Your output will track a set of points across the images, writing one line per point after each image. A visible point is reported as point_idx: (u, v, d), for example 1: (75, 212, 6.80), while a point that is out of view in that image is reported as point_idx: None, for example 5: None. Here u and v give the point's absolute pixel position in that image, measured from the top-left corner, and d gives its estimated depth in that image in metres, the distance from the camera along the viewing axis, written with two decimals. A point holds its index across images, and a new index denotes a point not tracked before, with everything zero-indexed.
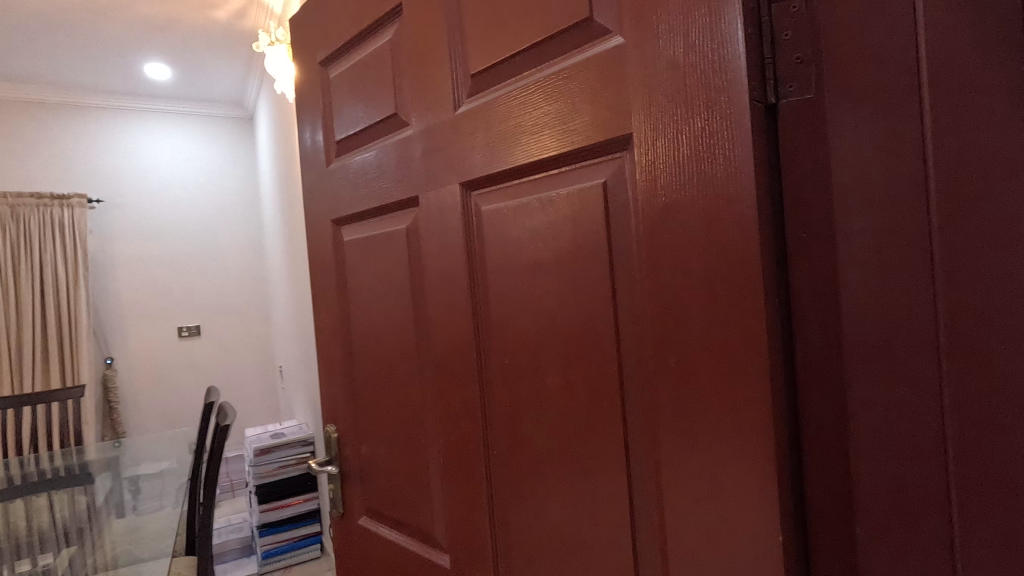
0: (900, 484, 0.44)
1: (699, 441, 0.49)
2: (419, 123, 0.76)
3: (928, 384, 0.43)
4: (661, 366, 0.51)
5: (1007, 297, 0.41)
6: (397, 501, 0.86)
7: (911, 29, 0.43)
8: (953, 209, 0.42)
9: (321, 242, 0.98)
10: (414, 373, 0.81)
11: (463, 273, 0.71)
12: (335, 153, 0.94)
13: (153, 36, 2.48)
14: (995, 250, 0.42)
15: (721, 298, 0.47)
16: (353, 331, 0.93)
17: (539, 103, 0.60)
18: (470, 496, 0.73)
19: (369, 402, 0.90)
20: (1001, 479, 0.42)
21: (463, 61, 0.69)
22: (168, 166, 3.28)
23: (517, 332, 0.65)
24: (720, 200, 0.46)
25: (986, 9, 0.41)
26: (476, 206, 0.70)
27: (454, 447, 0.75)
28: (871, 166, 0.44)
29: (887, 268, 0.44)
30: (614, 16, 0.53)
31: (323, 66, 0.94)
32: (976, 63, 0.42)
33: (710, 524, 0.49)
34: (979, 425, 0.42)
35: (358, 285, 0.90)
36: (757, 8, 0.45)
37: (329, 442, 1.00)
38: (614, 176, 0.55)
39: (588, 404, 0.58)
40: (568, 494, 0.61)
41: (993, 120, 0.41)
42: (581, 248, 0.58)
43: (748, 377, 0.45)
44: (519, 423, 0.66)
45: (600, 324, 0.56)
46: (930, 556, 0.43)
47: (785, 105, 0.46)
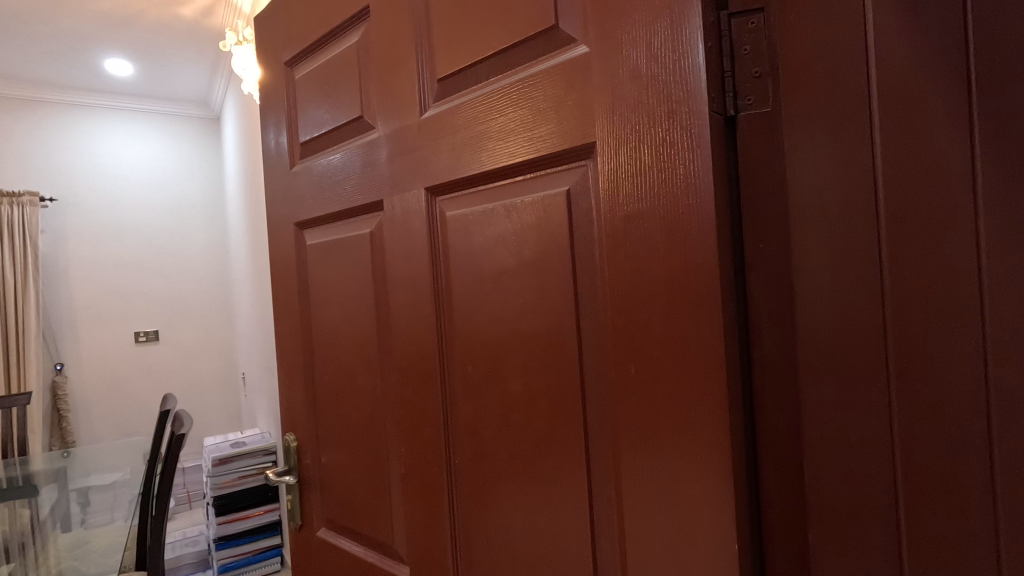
0: (850, 490, 0.45)
1: (658, 448, 0.49)
2: (384, 126, 0.75)
3: (877, 392, 0.44)
4: (621, 374, 0.51)
5: (949, 308, 0.43)
6: (358, 511, 0.84)
7: (862, 49, 0.44)
8: (901, 222, 0.44)
9: (283, 246, 0.96)
10: (376, 380, 0.80)
11: (427, 279, 0.70)
12: (299, 156, 0.92)
13: (115, 31, 2.41)
14: (938, 263, 0.43)
15: (680, 305, 0.47)
16: (314, 337, 0.91)
17: (504, 110, 0.60)
18: (432, 506, 0.72)
19: (330, 411, 0.88)
20: (944, 482, 0.43)
21: (430, 65, 0.69)
22: (127, 164, 3.17)
23: (480, 339, 0.65)
24: (681, 210, 0.46)
25: (930, 33, 0.43)
26: (441, 212, 0.69)
27: (416, 456, 0.73)
28: (825, 179, 0.45)
29: (841, 279, 0.45)
30: (579, 26, 0.54)
31: (288, 66, 0.92)
32: (921, 84, 0.43)
33: (669, 532, 0.49)
34: (924, 431, 0.44)
35: (321, 290, 0.88)
36: (717, 22, 0.46)
37: (288, 451, 0.97)
38: (577, 184, 0.55)
39: (550, 412, 0.58)
40: (529, 505, 0.60)
41: (938, 139, 0.43)
42: (544, 256, 0.57)
43: (707, 384, 0.46)
44: (481, 431, 0.65)
45: (562, 332, 0.56)
46: (879, 559, 0.44)
47: (743, 119, 0.46)
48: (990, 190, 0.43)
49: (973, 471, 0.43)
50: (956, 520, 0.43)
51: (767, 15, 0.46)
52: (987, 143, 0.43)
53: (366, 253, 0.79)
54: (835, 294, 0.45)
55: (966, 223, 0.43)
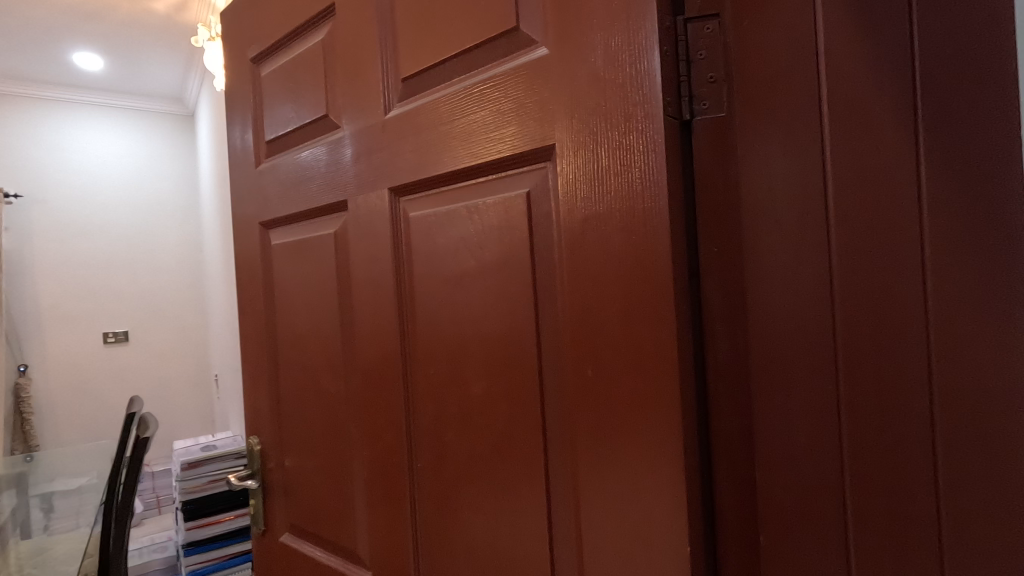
0: (801, 493, 0.45)
1: (614, 452, 0.49)
2: (349, 125, 0.74)
3: (827, 395, 0.45)
4: (579, 377, 0.51)
5: (895, 313, 0.44)
6: (322, 517, 0.82)
7: (814, 57, 0.45)
8: (849, 228, 0.45)
9: (249, 246, 0.94)
10: (340, 383, 0.78)
11: (391, 280, 0.70)
12: (265, 154, 0.91)
13: (84, 25, 2.35)
14: (885, 268, 0.44)
15: (635, 308, 0.47)
16: (278, 338, 0.89)
17: (466, 110, 0.60)
18: (394, 510, 0.71)
19: (294, 413, 0.87)
20: (890, 483, 0.44)
21: (394, 64, 0.68)
22: (97, 160, 3.09)
23: (443, 341, 0.64)
24: (637, 214, 0.47)
25: (877, 44, 0.44)
26: (404, 212, 0.68)
27: (379, 459, 0.72)
28: (777, 185, 0.46)
29: (792, 284, 0.45)
30: (539, 28, 0.54)
31: (254, 63, 0.90)
32: (869, 93, 0.44)
33: (625, 536, 0.49)
34: (872, 434, 0.44)
35: (286, 291, 0.87)
36: (673, 26, 0.46)
37: (252, 455, 0.95)
38: (537, 186, 0.55)
39: (509, 415, 0.57)
40: (489, 509, 0.60)
41: (884, 147, 0.44)
42: (505, 258, 0.57)
43: (660, 389, 0.46)
44: (443, 434, 0.64)
45: (522, 335, 0.56)
46: (828, 560, 0.45)
47: (699, 123, 0.46)
48: (934, 197, 0.44)
49: (917, 472, 0.44)
50: (901, 519, 0.44)
51: (723, 21, 0.46)
52: (931, 150, 0.44)
53: (331, 254, 0.78)
54: (787, 298, 0.45)
55: (911, 228, 0.44)
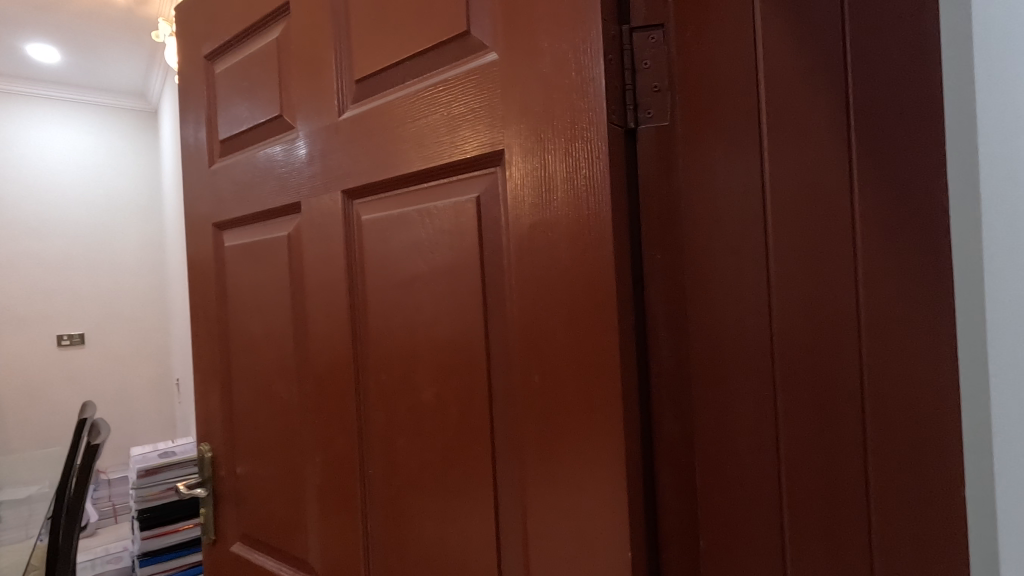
0: (739, 495, 0.46)
1: (559, 456, 0.49)
2: (304, 126, 0.73)
3: (764, 400, 0.46)
4: (526, 383, 0.51)
5: (829, 320, 0.45)
6: (273, 525, 0.81)
7: (753, 69, 0.46)
8: (786, 238, 0.46)
9: (202, 247, 0.92)
10: (292, 388, 0.77)
11: (343, 283, 0.69)
12: (218, 153, 0.88)
13: (38, 16, 2.26)
14: (820, 277, 0.45)
15: (580, 314, 0.47)
16: (231, 342, 0.87)
17: (419, 113, 0.59)
18: (346, 518, 0.69)
19: (246, 419, 0.85)
20: (824, 486, 0.45)
21: (349, 65, 0.67)
22: (53, 156, 2.98)
23: (394, 346, 0.63)
24: (581, 220, 0.47)
25: (813, 58, 0.46)
26: (357, 215, 0.67)
27: (331, 466, 0.71)
28: (718, 194, 0.46)
29: (732, 291, 0.46)
30: (490, 33, 0.54)
31: (208, 60, 0.88)
32: (805, 106, 0.46)
33: (569, 541, 0.49)
34: (806, 437, 0.45)
35: (240, 294, 0.85)
36: (619, 35, 0.46)
37: (202, 462, 0.92)
38: (487, 191, 0.55)
39: (458, 421, 0.57)
40: (439, 516, 0.59)
41: (818, 159, 0.45)
42: (455, 263, 0.57)
43: (603, 394, 0.46)
44: (394, 441, 0.64)
45: (472, 340, 0.56)
46: (764, 562, 0.46)
47: (643, 132, 0.47)
48: (866, 208, 0.45)
49: (851, 475, 0.45)
50: (835, 522, 0.45)
51: (667, 31, 0.47)
52: (864, 162, 0.45)
53: (284, 256, 0.77)
54: (727, 304, 0.46)
55: (845, 238, 0.45)
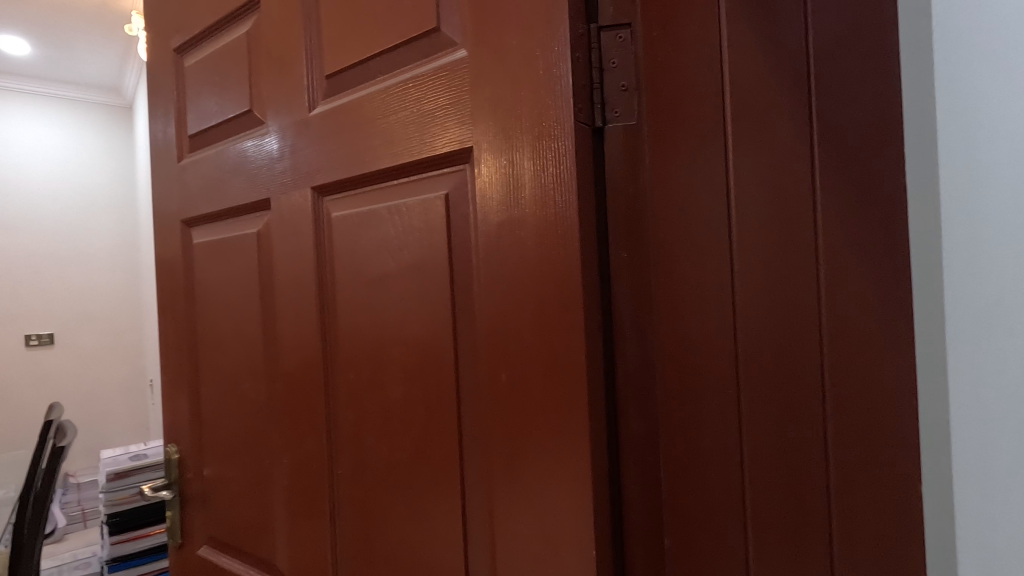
0: (704, 493, 0.46)
1: (526, 455, 0.49)
2: (274, 121, 0.72)
3: (728, 398, 0.46)
4: (493, 382, 0.51)
5: (792, 320, 0.46)
6: (241, 528, 0.79)
7: (718, 71, 0.46)
8: (749, 237, 0.46)
9: (170, 244, 0.90)
10: (261, 387, 0.75)
11: (312, 281, 0.68)
12: (188, 148, 0.87)
13: (7, 6, 2.20)
14: (782, 276, 0.46)
15: (547, 312, 0.47)
16: (199, 341, 0.85)
17: (389, 109, 0.59)
18: (314, 520, 0.68)
19: (214, 420, 0.83)
20: (786, 483, 0.46)
21: (319, 60, 0.66)
22: (23, 149, 2.88)
23: (363, 344, 0.62)
24: (548, 219, 0.47)
25: (777, 61, 0.46)
26: (327, 213, 0.67)
27: (299, 467, 0.70)
28: (684, 194, 0.47)
29: (696, 290, 0.46)
30: (460, 30, 0.53)
31: (178, 53, 0.87)
32: (769, 108, 0.46)
33: (535, 541, 0.49)
34: (769, 435, 0.46)
35: (208, 292, 0.83)
36: (587, 34, 0.46)
37: (169, 464, 0.90)
38: (456, 189, 0.54)
39: (426, 421, 0.57)
40: (407, 517, 0.59)
41: (781, 160, 0.46)
42: (424, 261, 0.56)
43: (568, 392, 0.46)
44: (363, 441, 0.63)
45: (440, 338, 0.55)
46: (728, 560, 0.46)
47: (610, 131, 0.47)
48: (827, 209, 0.46)
49: (812, 472, 0.45)
50: (797, 519, 0.46)
51: (635, 30, 0.47)
52: (825, 164, 0.46)
53: (254, 254, 0.76)
54: (693, 304, 0.46)
55: (806, 238, 0.46)
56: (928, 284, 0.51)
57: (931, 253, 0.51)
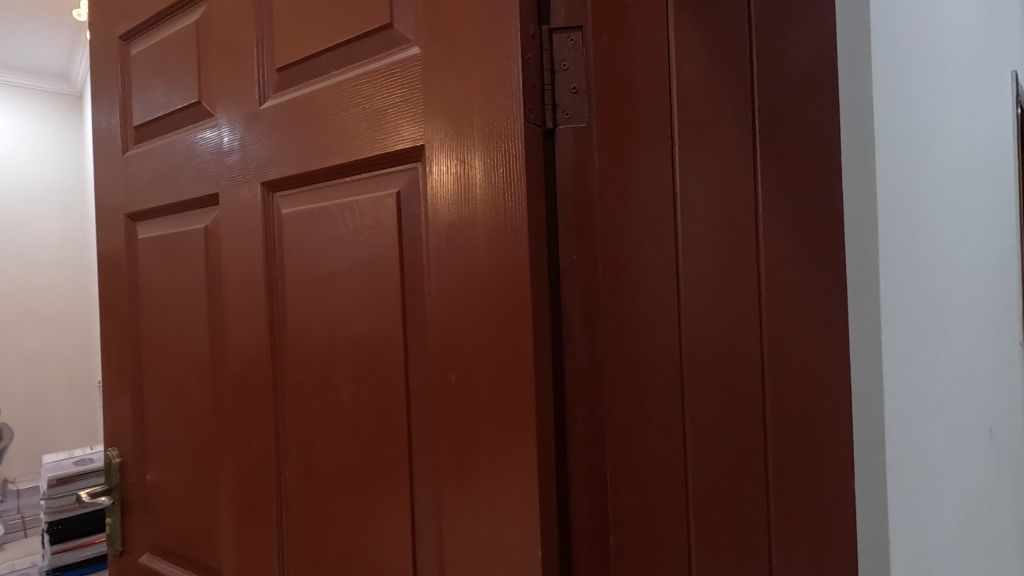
0: (648, 492, 0.46)
1: (474, 456, 0.49)
2: (223, 114, 0.70)
3: (673, 399, 0.47)
4: (443, 383, 0.51)
5: (735, 323, 0.47)
6: (185, 533, 0.76)
7: (666, 75, 0.47)
8: (695, 240, 0.47)
9: (113, 240, 0.86)
10: (207, 388, 0.73)
11: (261, 279, 0.66)
12: (132, 140, 0.83)
13: None
14: (726, 279, 0.47)
15: (496, 313, 0.47)
16: (143, 341, 0.82)
17: (341, 105, 0.58)
18: (260, 524, 0.66)
19: (158, 423, 0.80)
20: (729, 481, 0.46)
21: (270, 54, 0.65)
22: None
23: (313, 344, 0.61)
24: (499, 220, 0.47)
25: (726, 66, 0.46)
26: (277, 209, 0.65)
27: (246, 470, 0.68)
28: (632, 197, 0.47)
29: (643, 292, 0.47)
30: (413, 27, 0.53)
31: (124, 41, 0.83)
32: (716, 114, 0.46)
33: (483, 541, 0.48)
34: (712, 435, 0.46)
35: (153, 290, 0.80)
36: (539, 35, 0.47)
37: (110, 468, 0.87)
38: (408, 187, 0.54)
39: (375, 422, 0.56)
40: (354, 520, 0.58)
41: (727, 165, 0.47)
42: (374, 259, 0.55)
43: (516, 393, 0.46)
44: (311, 442, 0.61)
45: (390, 338, 0.55)
46: (672, 558, 0.46)
47: (561, 132, 0.48)
48: (770, 213, 0.47)
49: (753, 471, 0.46)
50: (737, 516, 0.46)
51: (586, 33, 0.48)
52: (769, 170, 0.47)
53: (201, 251, 0.73)
54: (641, 305, 0.47)
55: (750, 243, 0.47)
56: (863, 288, 0.53)
57: (867, 259, 0.53)
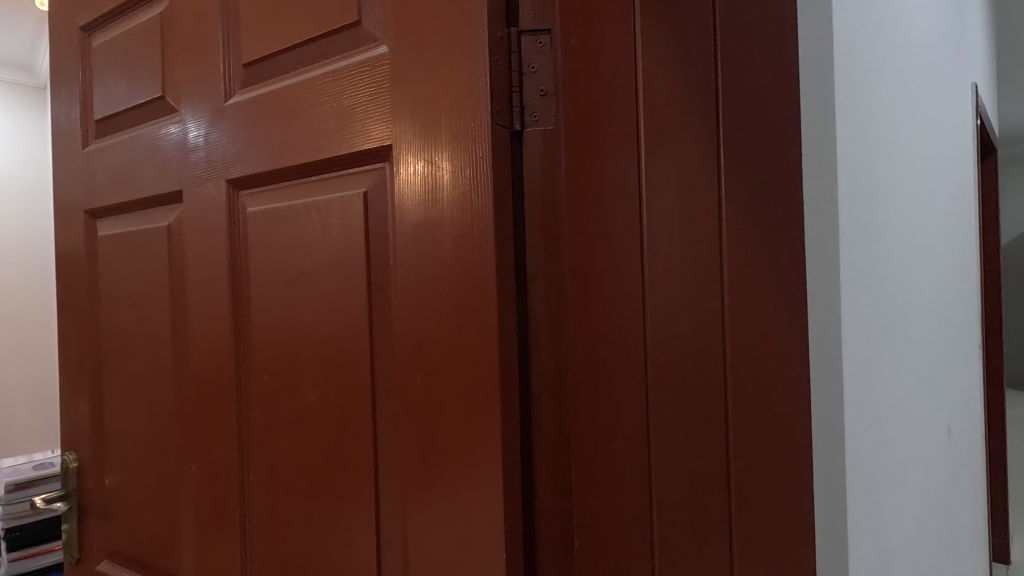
0: (613, 494, 0.47)
1: (439, 459, 0.48)
2: (188, 109, 0.68)
3: (637, 401, 0.47)
4: (409, 384, 0.50)
5: (699, 326, 0.47)
6: (145, 539, 0.74)
7: (633, 80, 0.47)
8: (661, 243, 0.47)
9: (71, 236, 0.83)
10: (168, 389, 0.71)
11: (225, 279, 0.65)
12: (93, 134, 0.81)
13: None
14: (690, 283, 0.47)
15: (462, 315, 0.47)
16: (102, 341, 0.80)
17: (309, 102, 0.57)
18: (222, 529, 0.65)
19: (117, 426, 0.78)
20: (691, 482, 0.47)
21: (236, 49, 0.63)
22: None
23: (277, 345, 0.60)
24: (466, 222, 0.47)
25: (693, 72, 0.47)
26: (243, 208, 0.64)
27: (208, 474, 0.66)
28: (599, 200, 0.47)
29: (609, 295, 0.47)
30: (381, 26, 0.52)
31: (84, 32, 0.81)
32: (682, 118, 0.47)
33: (448, 544, 0.48)
34: (675, 437, 0.47)
35: (114, 289, 0.78)
36: (507, 38, 0.47)
37: (66, 473, 0.84)
38: (375, 187, 0.53)
39: (340, 425, 0.55)
40: (318, 524, 0.57)
41: (692, 169, 0.47)
42: (341, 259, 0.55)
43: (481, 395, 0.46)
44: (275, 445, 0.60)
45: (356, 340, 0.54)
46: (635, 560, 0.47)
47: (529, 134, 0.48)
48: (733, 217, 0.47)
49: (715, 472, 0.47)
50: (701, 516, 0.47)
51: (554, 35, 0.48)
52: (732, 175, 0.47)
53: (164, 249, 0.71)
54: (606, 308, 0.47)
55: (713, 246, 0.47)
56: (824, 292, 0.54)
57: (828, 263, 0.54)
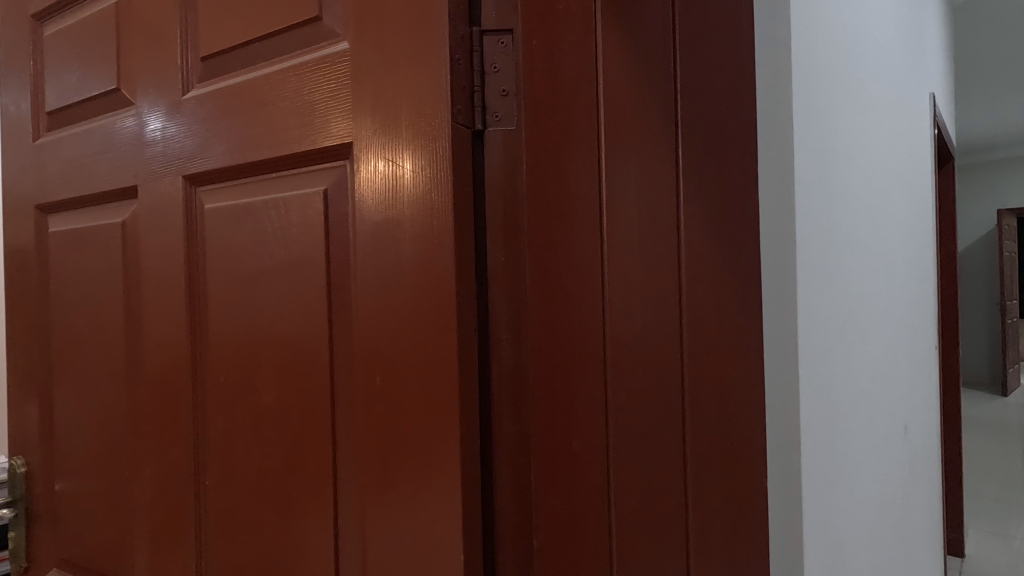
0: (571, 493, 0.47)
1: (397, 461, 0.48)
2: (143, 102, 0.66)
3: (596, 402, 0.47)
4: (368, 385, 0.49)
5: (658, 327, 0.47)
6: (96, 546, 0.72)
7: (593, 82, 0.47)
8: (620, 244, 0.47)
9: (21, 232, 0.80)
10: (121, 391, 0.69)
11: (182, 278, 0.63)
12: (44, 127, 0.78)
13: None
14: (648, 284, 0.47)
15: (421, 315, 0.47)
16: (53, 341, 0.77)
17: (269, 97, 0.56)
18: (178, 534, 0.63)
19: (68, 429, 0.75)
20: (649, 482, 0.47)
21: (193, 41, 0.62)
22: None
23: (235, 345, 0.59)
24: (425, 222, 0.46)
25: (652, 74, 0.47)
26: (200, 204, 0.62)
27: (163, 477, 0.64)
28: (559, 201, 0.47)
29: (569, 297, 0.47)
30: (341, 22, 0.52)
31: (35, 21, 0.78)
32: (641, 121, 0.47)
33: (406, 546, 0.48)
34: (633, 437, 0.47)
35: (65, 287, 0.75)
36: (469, 36, 0.47)
37: (13, 479, 0.81)
38: (335, 185, 0.52)
39: (299, 426, 0.54)
40: (276, 527, 0.55)
41: (651, 172, 0.48)
42: (299, 258, 0.54)
43: (439, 396, 0.46)
44: (233, 447, 0.59)
45: (315, 340, 0.53)
46: (593, 558, 0.47)
47: (490, 134, 0.48)
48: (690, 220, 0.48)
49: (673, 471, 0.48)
50: (658, 514, 0.47)
51: (516, 35, 0.48)
52: (690, 178, 0.48)
53: (118, 246, 0.69)
54: (565, 309, 0.47)
55: (672, 248, 0.48)
56: (781, 294, 0.55)
57: (783, 266, 0.55)
